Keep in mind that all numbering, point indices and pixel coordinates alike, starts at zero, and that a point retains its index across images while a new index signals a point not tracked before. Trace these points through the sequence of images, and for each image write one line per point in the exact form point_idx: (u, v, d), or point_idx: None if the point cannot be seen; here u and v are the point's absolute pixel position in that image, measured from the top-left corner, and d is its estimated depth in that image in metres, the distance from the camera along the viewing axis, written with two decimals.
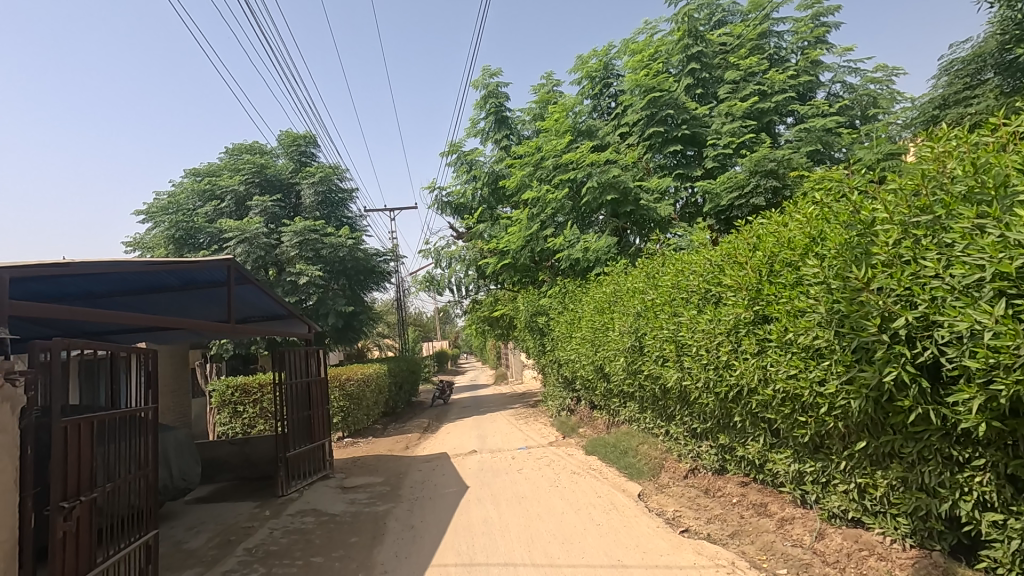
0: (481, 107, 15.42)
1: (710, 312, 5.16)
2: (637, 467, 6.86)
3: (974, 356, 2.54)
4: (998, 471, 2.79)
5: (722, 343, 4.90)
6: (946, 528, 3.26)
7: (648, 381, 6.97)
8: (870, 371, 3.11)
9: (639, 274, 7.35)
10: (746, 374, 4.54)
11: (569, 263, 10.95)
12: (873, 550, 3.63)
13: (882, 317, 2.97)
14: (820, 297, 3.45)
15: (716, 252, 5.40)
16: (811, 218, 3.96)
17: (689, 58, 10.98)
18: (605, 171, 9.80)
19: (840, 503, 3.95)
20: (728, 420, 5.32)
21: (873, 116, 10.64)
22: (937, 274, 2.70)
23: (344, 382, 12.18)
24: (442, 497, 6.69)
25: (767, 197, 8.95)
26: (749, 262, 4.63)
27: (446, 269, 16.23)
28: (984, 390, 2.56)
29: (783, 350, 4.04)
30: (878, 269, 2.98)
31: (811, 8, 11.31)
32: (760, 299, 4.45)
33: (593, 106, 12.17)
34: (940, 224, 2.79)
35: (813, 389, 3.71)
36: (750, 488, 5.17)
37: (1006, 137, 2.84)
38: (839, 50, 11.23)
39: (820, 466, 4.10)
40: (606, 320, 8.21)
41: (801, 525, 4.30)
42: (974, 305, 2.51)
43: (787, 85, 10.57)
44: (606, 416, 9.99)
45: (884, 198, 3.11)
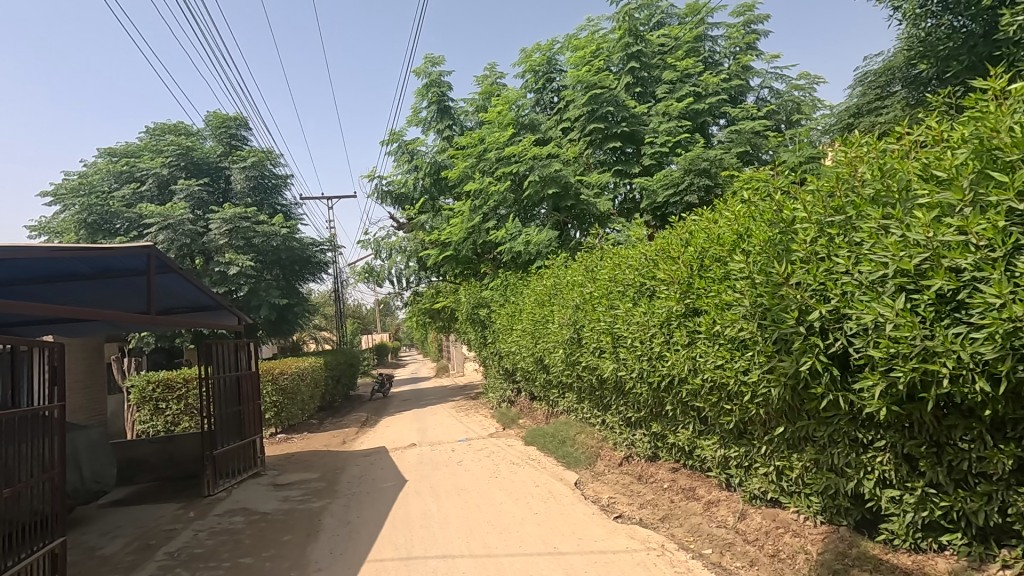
0: (423, 95, 15.19)
1: (645, 305, 5.33)
2: (574, 456, 7.00)
3: (878, 346, 2.74)
4: (896, 451, 3.06)
5: (655, 335, 5.08)
6: (852, 505, 3.54)
7: (585, 371, 7.15)
8: (788, 361, 3.32)
9: (579, 266, 7.49)
10: (677, 364, 4.74)
11: (510, 256, 11.04)
12: (789, 527, 3.89)
13: (799, 310, 3.18)
14: (744, 292, 3.65)
15: (651, 247, 5.56)
16: (738, 216, 4.16)
17: (629, 57, 11.18)
18: (547, 165, 9.96)
19: (760, 485, 4.20)
20: (660, 409, 5.54)
21: (797, 121, 11.31)
22: (847, 270, 2.90)
23: (277, 376, 11.72)
24: (380, 492, 6.58)
25: (700, 194, 9.30)
26: (681, 257, 4.79)
27: (387, 260, 15.98)
28: (885, 377, 2.78)
29: (711, 341, 4.25)
30: (796, 265, 3.19)
31: (743, 15, 11.80)
32: (691, 293, 4.62)
33: (536, 100, 12.25)
34: (851, 224, 3.00)
35: (737, 378, 3.92)
36: (681, 474, 5.41)
37: (909, 145, 3.08)
38: (768, 56, 11.79)
39: (744, 450, 4.35)
40: (546, 312, 8.33)
41: (725, 507, 4.53)
42: (878, 300, 2.72)
43: (720, 88, 10.97)
44: (545, 407, 10.14)
45: (803, 199, 3.34)
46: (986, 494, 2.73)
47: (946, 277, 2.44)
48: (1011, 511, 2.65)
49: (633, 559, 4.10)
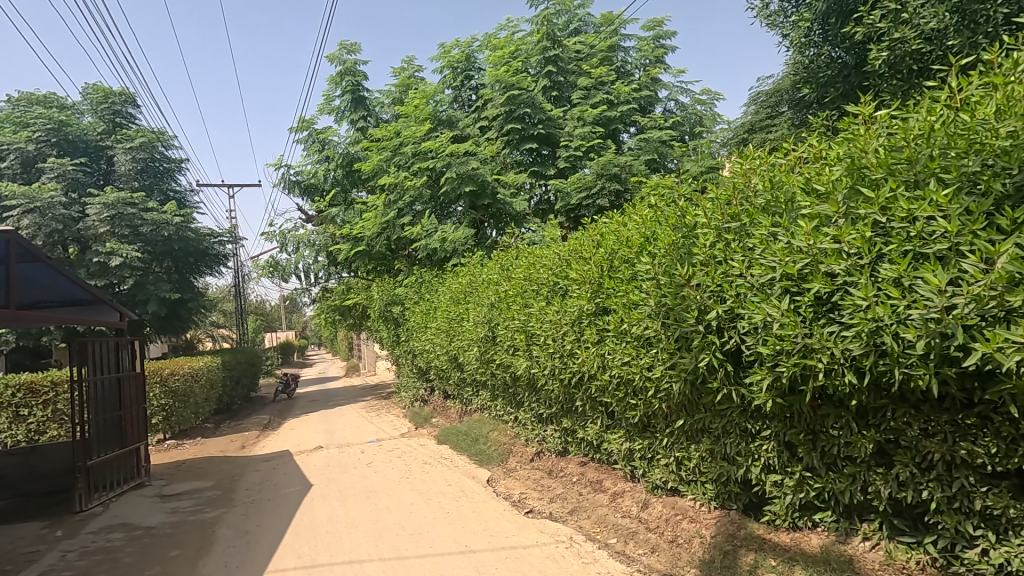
0: (336, 83, 14.60)
1: (557, 304, 5.46)
2: (487, 453, 7.02)
3: (766, 343, 2.98)
4: (779, 440, 3.35)
5: (567, 333, 5.22)
6: (741, 490, 3.84)
7: (499, 369, 7.21)
8: (689, 357, 3.54)
9: (494, 264, 7.53)
10: (587, 361, 4.90)
11: (425, 253, 10.90)
12: (686, 514, 4.14)
13: (699, 310, 3.40)
14: (650, 292, 3.85)
15: (564, 247, 5.70)
16: (645, 220, 4.37)
17: (547, 61, 11.40)
18: (465, 163, 9.95)
19: (661, 476, 4.43)
20: (570, 404, 5.70)
21: (699, 133, 12.08)
22: (741, 273, 3.14)
23: (167, 377, 10.76)
24: (283, 498, 6.24)
25: (610, 199, 9.66)
26: (592, 258, 4.95)
27: (294, 254, 15.19)
28: (771, 372, 3.03)
29: (619, 339, 4.43)
30: (697, 268, 3.41)
31: (653, 30, 12.41)
32: (601, 292, 4.78)
33: (454, 97, 12.17)
34: (745, 230, 3.25)
35: (642, 374, 4.12)
36: (589, 467, 5.58)
37: (794, 161, 3.37)
38: (675, 71, 12.47)
39: (647, 443, 4.58)
40: (461, 310, 8.29)
41: (629, 497, 4.73)
42: (767, 300, 2.96)
43: (631, 97, 11.37)
44: (458, 405, 10.09)
45: (704, 206, 3.57)
46: (851, 475, 3.05)
47: (823, 281, 2.70)
48: (871, 489, 2.98)
49: (543, 553, 4.19)
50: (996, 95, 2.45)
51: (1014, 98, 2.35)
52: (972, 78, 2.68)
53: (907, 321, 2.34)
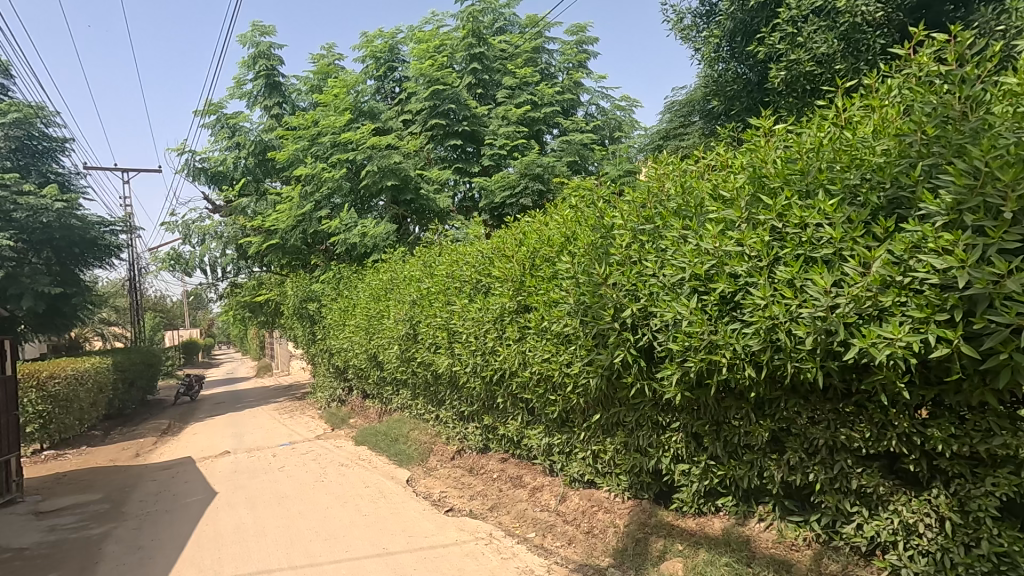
0: (248, 67, 13.76)
1: (479, 301, 5.46)
2: (407, 453, 6.89)
3: (676, 340, 3.14)
4: (687, 431, 3.55)
5: (488, 330, 5.24)
6: (652, 480, 4.03)
7: (420, 367, 7.11)
8: (605, 353, 3.67)
9: (416, 261, 7.41)
10: (508, 358, 4.95)
11: (344, 248, 10.54)
12: (601, 505, 4.29)
13: (615, 308, 3.53)
14: (570, 290, 3.95)
15: (487, 245, 5.72)
16: (566, 220, 4.48)
17: (472, 57, 11.36)
18: (387, 156, 9.71)
19: (579, 469, 4.56)
20: (492, 402, 5.74)
21: (618, 138, 12.51)
22: (654, 273, 3.29)
23: (45, 381, 9.67)
24: (183, 509, 5.80)
25: (533, 198, 9.79)
26: (514, 256, 5.00)
27: (198, 246, 14.14)
28: (680, 367, 3.20)
29: (540, 336, 4.51)
30: (614, 267, 3.54)
31: (576, 35, 12.70)
32: (523, 290, 4.84)
33: (377, 88, 11.85)
34: (658, 232, 3.42)
35: (561, 370, 4.22)
36: (509, 463, 5.63)
37: (704, 167, 3.58)
38: (596, 76, 12.83)
39: (565, 438, 4.71)
40: (381, 308, 8.09)
41: (548, 491, 4.83)
42: (677, 299, 3.12)
43: (555, 99, 11.52)
44: (377, 405, 9.84)
45: (621, 208, 3.71)
46: (749, 462, 3.29)
47: (726, 281, 2.88)
48: (766, 474, 3.22)
49: (462, 550, 4.18)
50: (874, 115, 2.71)
51: (888, 119, 2.62)
52: (855, 99, 2.96)
53: (798, 318, 2.55)
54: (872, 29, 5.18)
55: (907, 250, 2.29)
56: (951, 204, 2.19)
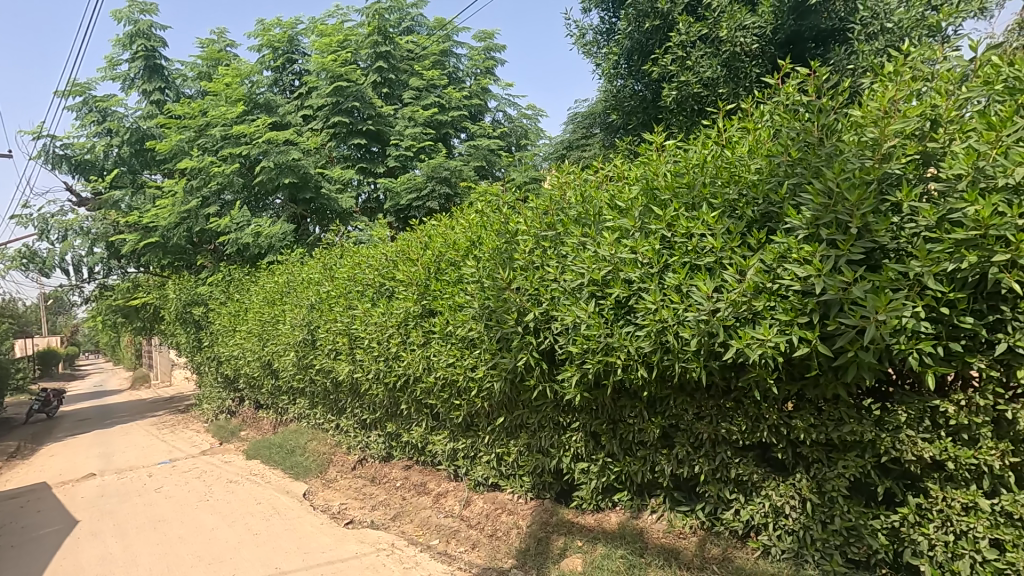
0: (124, 46, 12.45)
1: (383, 305, 5.33)
2: (304, 465, 6.53)
3: (575, 342, 3.25)
4: (586, 430, 3.69)
5: (392, 335, 5.12)
6: (554, 479, 4.14)
7: (319, 375, 6.79)
8: (509, 357, 3.73)
9: (316, 263, 7.08)
10: (412, 364, 4.86)
11: (235, 249, 9.83)
12: (505, 507, 4.33)
13: (518, 312, 3.60)
14: (474, 294, 3.97)
15: (391, 248, 5.60)
16: (471, 224, 4.51)
17: (377, 55, 11.09)
18: (284, 153, 9.19)
19: (483, 473, 4.58)
20: (395, 408, 5.60)
21: (524, 146, 12.76)
22: (556, 278, 3.39)
23: None
24: (36, 542, 5.09)
25: (440, 202, 9.70)
26: (419, 260, 4.93)
27: (59, 243, 12.52)
28: (579, 369, 3.33)
29: (444, 341, 4.48)
30: (517, 272, 3.61)
31: (484, 41, 12.79)
32: (427, 295, 4.78)
33: (274, 80, 11.21)
34: (560, 239, 3.53)
35: (466, 374, 4.22)
36: (413, 470, 5.52)
37: (602, 178, 3.75)
38: (503, 83, 12.99)
39: (470, 442, 4.71)
40: (276, 312, 7.63)
41: (452, 497, 4.80)
42: (577, 303, 3.24)
43: (462, 103, 11.39)
44: (272, 416, 9.24)
45: (525, 215, 3.80)
46: (642, 457, 3.48)
47: (621, 287, 3.04)
48: (657, 468, 3.42)
49: (361, 563, 4.03)
50: (749, 137, 2.99)
51: (761, 141, 2.90)
52: (734, 122, 3.25)
53: (684, 321, 2.74)
54: (748, 59, 5.70)
55: (775, 260, 2.54)
56: (810, 219, 2.46)
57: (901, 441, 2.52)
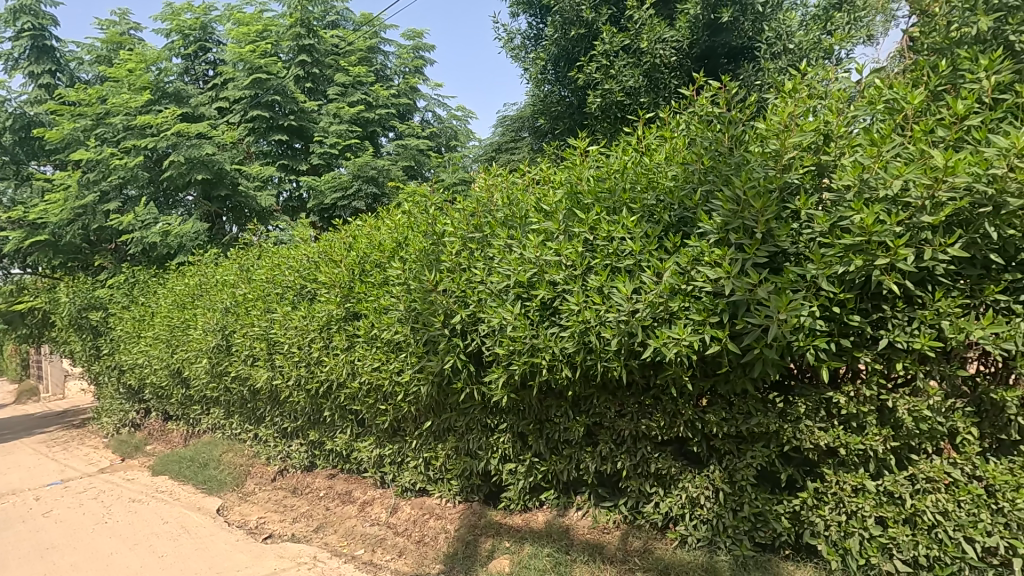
0: (7, 23, 11.22)
1: (304, 309, 5.11)
2: (218, 479, 6.13)
3: (501, 344, 3.26)
4: (513, 431, 3.72)
5: (314, 340, 4.92)
6: (482, 481, 4.14)
7: (235, 383, 6.41)
8: (435, 360, 3.70)
9: (231, 264, 6.69)
10: (335, 369, 4.70)
11: (139, 248, 9.10)
12: (433, 512, 4.27)
13: (445, 314, 3.57)
14: (400, 296, 3.90)
15: (313, 249, 5.39)
16: (397, 225, 4.43)
17: (300, 48, 10.68)
18: (197, 146, 8.62)
19: (410, 478, 4.49)
20: (318, 416, 5.38)
21: (454, 147, 12.68)
22: (482, 280, 3.39)
23: None
24: None
25: (367, 202, 9.44)
26: (343, 261, 4.77)
27: None
28: (505, 370, 3.34)
29: (369, 345, 4.37)
30: (444, 274, 3.58)
31: (412, 40, 12.60)
32: (351, 297, 4.64)
33: (185, 68, 10.51)
34: (487, 240, 3.55)
35: (391, 379, 4.13)
36: (337, 479, 5.33)
37: (529, 180, 3.79)
38: (432, 83, 12.86)
39: (397, 447, 4.61)
40: (186, 317, 7.14)
41: (379, 504, 4.68)
42: (503, 305, 3.25)
43: (390, 102, 11.07)
44: (182, 427, 8.61)
45: (452, 216, 3.77)
46: (568, 456, 3.55)
47: (546, 288, 3.09)
48: (582, 466, 3.50)
49: None
50: (666, 145, 3.14)
51: (677, 150, 3.05)
52: (652, 130, 3.39)
53: (606, 322, 2.82)
54: (667, 71, 5.97)
55: (690, 262, 2.67)
56: (721, 224, 2.61)
57: (801, 431, 2.73)
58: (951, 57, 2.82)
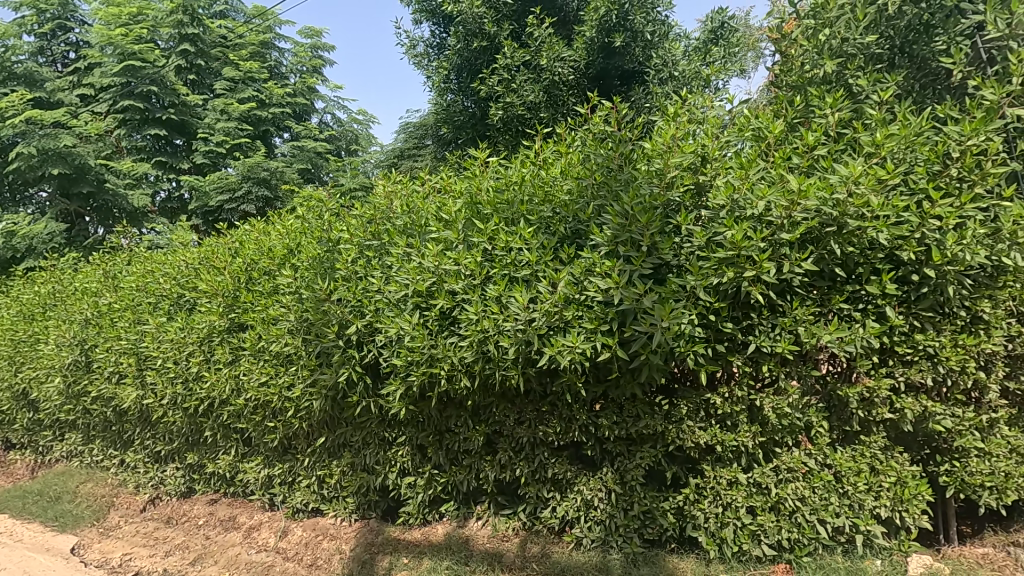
0: None
1: (182, 319, 4.68)
2: (74, 514, 5.39)
3: (399, 355, 3.19)
4: (412, 443, 3.64)
5: (192, 353, 4.52)
6: (380, 497, 4.00)
7: (96, 404, 5.70)
8: (329, 373, 3.54)
9: (94, 271, 5.99)
10: (217, 385, 4.34)
11: None
12: (327, 533, 4.04)
13: (340, 325, 3.43)
14: (291, 306, 3.71)
15: (194, 254, 4.97)
16: (289, 230, 4.19)
17: (182, 37, 9.86)
18: (53, 136, 7.62)
19: (302, 498, 4.23)
20: (197, 437, 4.92)
21: (354, 151, 12.30)
22: (380, 289, 3.31)
23: None
24: None
25: (257, 205, 8.83)
26: (227, 268, 4.42)
27: None
28: (403, 382, 3.26)
29: (256, 358, 4.10)
30: (339, 283, 3.45)
31: (310, 38, 12.08)
32: (237, 307, 4.32)
33: (39, 48, 9.32)
34: (385, 248, 3.47)
35: (281, 394, 3.90)
36: (219, 505, 4.90)
37: (429, 189, 3.75)
38: (332, 85, 12.39)
39: (287, 467, 4.32)
40: (36, 330, 6.25)
41: (266, 529, 4.34)
42: (401, 315, 3.18)
43: (285, 101, 10.37)
44: (28, 457, 7.46)
45: (349, 223, 3.64)
46: (468, 466, 3.54)
47: (445, 298, 3.07)
48: (482, 475, 3.50)
49: None
50: (562, 159, 3.26)
51: (572, 165, 3.17)
52: (549, 145, 3.51)
53: (504, 331, 2.86)
54: (565, 89, 6.22)
55: (583, 273, 2.78)
56: (611, 237, 2.75)
57: (683, 431, 2.93)
58: (804, 94, 3.20)
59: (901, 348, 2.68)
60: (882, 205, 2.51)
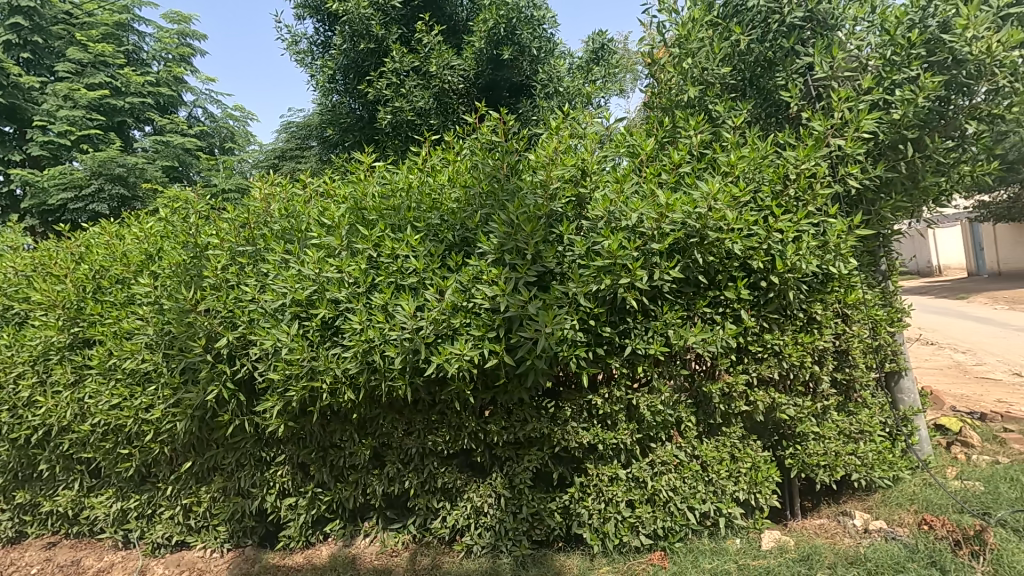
0: None
1: (10, 335, 4.03)
2: None
3: (276, 369, 2.99)
4: (292, 462, 3.43)
5: (24, 374, 3.92)
6: (257, 522, 3.70)
7: None
8: (196, 392, 3.24)
9: None
10: (55, 410, 3.80)
11: None
12: (193, 567, 3.64)
13: (207, 338, 3.15)
14: (149, 318, 3.35)
15: (26, 259, 4.31)
16: (148, 234, 3.77)
17: (12, 10, 8.70)
18: None
19: (164, 531, 3.78)
20: (30, 471, 4.23)
21: (229, 149, 11.41)
22: (254, 299, 3.08)
23: None
24: None
25: (110, 204, 7.83)
26: (69, 276, 3.89)
27: None
28: (281, 397, 3.06)
29: (105, 378, 3.64)
30: (207, 292, 3.17)
31: (176, 24, 11.04)
32: (82, 320, 3.81)
33: None
34: (260, 255, 3.25)
35: (137, 417, 3.50)
36: (58, 548, 4.17)
37: (311, 192, 3.56)
38: (202, 76, 11.41)
39: (145, 498, 3.85)
40: None
41: (119, 570, 3.78)
42: (278, 326, 2.99)
43: (146, 90, 9.41)
44: None
45: (219, 226, 3.36)
46: (354, 482, 3.39)
47: (327, 307, 2.93)
48: (369, 490, 3.38)
49: None
50: (450, 167, 3.27)
51: (459, 173, 3.19)
52: (437, 152, 3.50)
53: (390, 341, 2.79)
54: (455, 97, 6.27)
55: (470, 281, 2.80)
56: (497, 245, 2.80)
57: (568, 432, 3.04)
58: (671, 116, 3.50)
59: (753, 347, 3.00)
60: (735, 219, 2.80)
